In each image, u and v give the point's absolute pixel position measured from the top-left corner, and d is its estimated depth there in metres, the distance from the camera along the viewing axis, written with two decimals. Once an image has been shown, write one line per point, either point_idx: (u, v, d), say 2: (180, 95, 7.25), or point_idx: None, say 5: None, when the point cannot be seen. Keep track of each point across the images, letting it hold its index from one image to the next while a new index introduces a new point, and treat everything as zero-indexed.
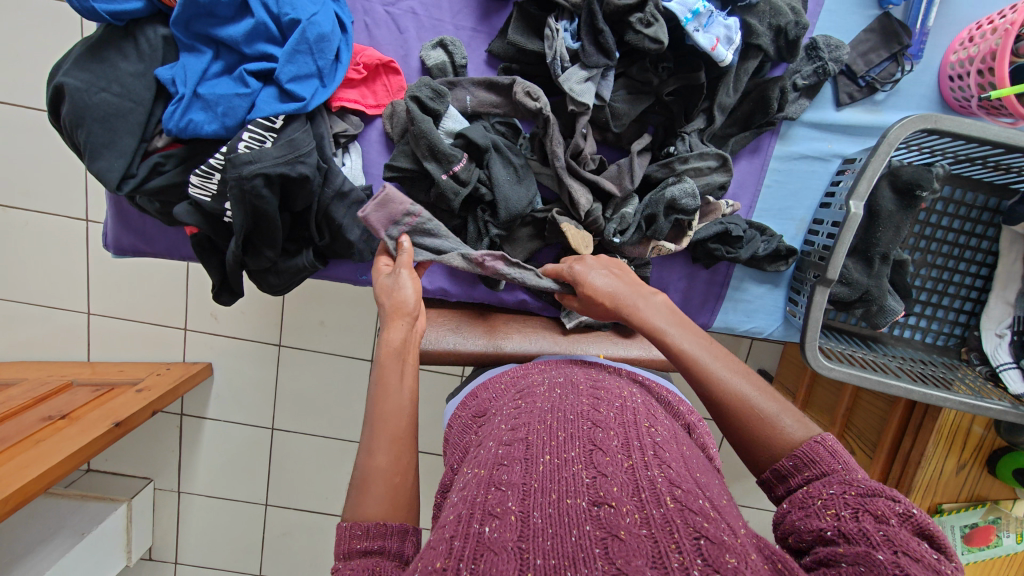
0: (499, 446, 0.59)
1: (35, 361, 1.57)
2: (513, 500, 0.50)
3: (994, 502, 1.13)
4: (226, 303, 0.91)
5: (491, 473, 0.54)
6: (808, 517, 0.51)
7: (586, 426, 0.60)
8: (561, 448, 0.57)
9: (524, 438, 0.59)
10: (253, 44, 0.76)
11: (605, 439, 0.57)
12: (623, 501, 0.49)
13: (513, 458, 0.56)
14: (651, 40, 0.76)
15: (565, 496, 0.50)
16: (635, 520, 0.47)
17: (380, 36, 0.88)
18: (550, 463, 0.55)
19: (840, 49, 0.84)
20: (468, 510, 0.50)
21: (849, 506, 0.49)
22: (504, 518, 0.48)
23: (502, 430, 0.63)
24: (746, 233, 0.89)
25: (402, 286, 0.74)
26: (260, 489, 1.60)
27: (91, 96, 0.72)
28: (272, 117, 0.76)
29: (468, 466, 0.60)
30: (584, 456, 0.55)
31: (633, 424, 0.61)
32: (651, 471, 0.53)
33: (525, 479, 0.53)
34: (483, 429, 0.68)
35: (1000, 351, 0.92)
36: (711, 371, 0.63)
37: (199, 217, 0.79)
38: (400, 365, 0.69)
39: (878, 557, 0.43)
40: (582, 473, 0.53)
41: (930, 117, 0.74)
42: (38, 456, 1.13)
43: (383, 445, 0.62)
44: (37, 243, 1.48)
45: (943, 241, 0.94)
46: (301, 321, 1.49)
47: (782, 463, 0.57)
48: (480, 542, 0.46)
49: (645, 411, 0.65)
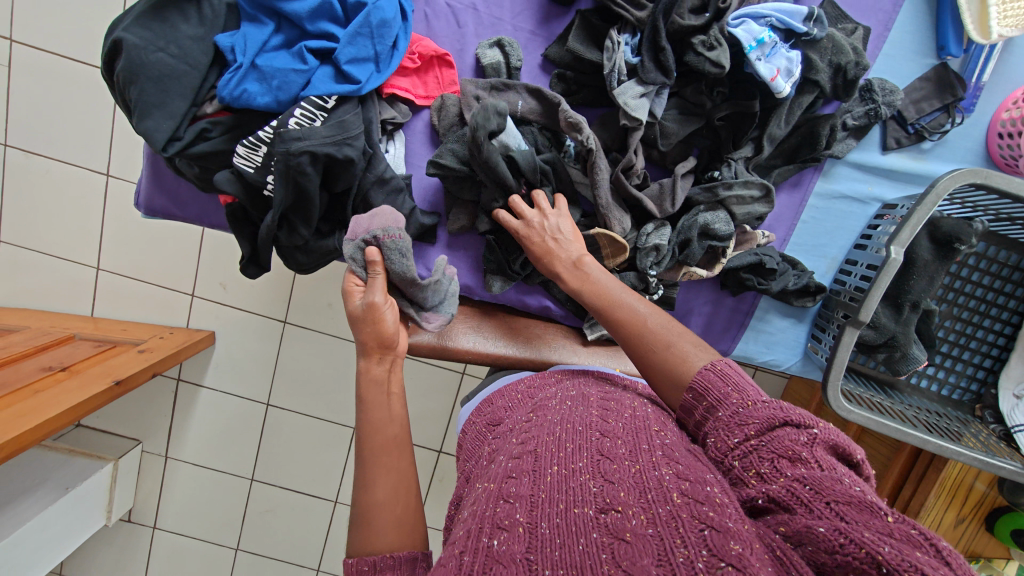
0: (509, 460, 0.58)
1: (36, 310, 1.56)
2: (521, 512, 0.50)
3: (986, 559, 1.13)
4: (251, 276, 0.91)
5: (500, 487, 0.54)
6: (739, 487, 0.51)
7: (594, 436, 0.58)
8: (569, 459, 0.56)
9: (533, 452, 0.58)
10: (316, 22, 0.76)
11: (612, 448, 0.56)
12: (629, 504, 0.49)
13: (522, 471, 0.55)
14: (712, 63, 0.76)
15: (573, 506, 0.50)
16: (642, 521, 0.47)
17: (437, 28, 0.88)
18: (558, 474, 0.54)
19: (894, 94, 0.84)
20: (477, 525, 0.49)
21: (766, 459, 0.50)
22: (512, 530, 0.48)
23: (512, 444, 0.62)
24: (780, 266, 0.89)
25: (382, 318, 0.75)
26: (248, 463, 1.59)
27: (148, 54, 0.72)
28: (326, 96, 0.76)
29: (479, 479, 0.59)
30: (591, 466, 0.54)
31: (642, 429, 0.60)
32: (659, 471, 0.52)
33: (534, 491, 0.52)
34: (499, 437, 0.68)
35: (1017, 412, 0.91)
36: (632, 318, 0.69)
37: (238, 186, 0.79)
38: (386, 397, 0.70)
39: (818, 528, 0.43)
40: (590, 482, 0.52)
41: (980, 172, 0.74)
42: (35, 406, 1.12)
43: (376, 476, 0.63)
44: (56, 193, 1.47)
45: (970, 295, 0.95)
46: (310, 300, 1.49)
47: (684, 395, 0.60)
48: (489, 556, 0.46)
49: (655, 419, 0.64)
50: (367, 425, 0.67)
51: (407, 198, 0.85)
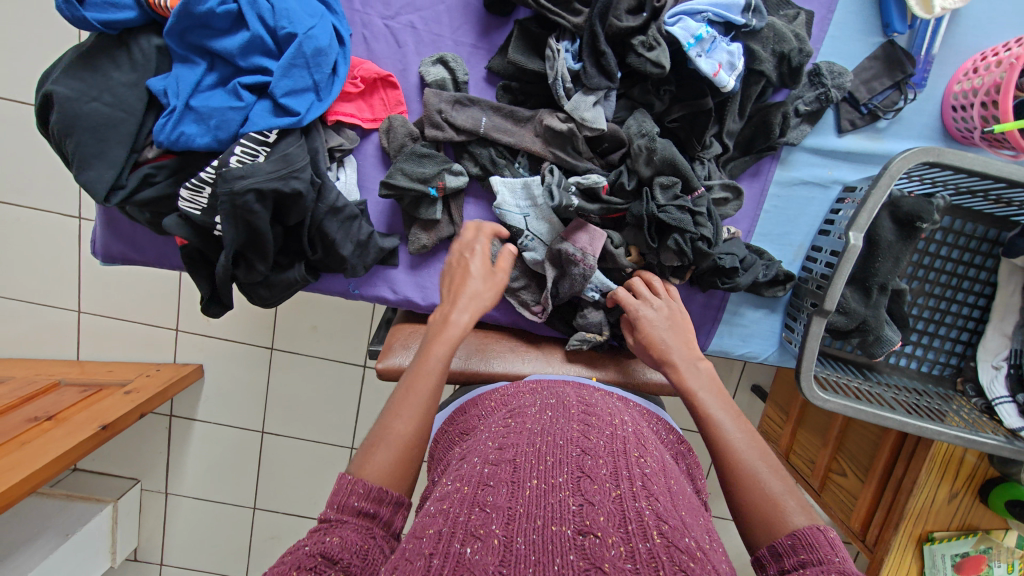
0: (484, 464, 0.58)
1: (20, 358, 1.54)
2: (497, 523, 0.48)
3: (985, 531, 1.13)
4: (214, 316, 0.89)
5: (475, 493, 0.53)
6: None
7: (574, 452, 0.58)
8: (549, 473, 0.55)
9: (511, 460, 0.57)
10: (248, 57, 0.74)
11: (594, 467, 0.56)
12: (609, 531, 0.48)
13: (499, 479, 0.54)
14: (652, 64, 0.75)
15: (550, 522, 0.49)
16: (620, 553, 0.45)
17: (378, 50, 0.86)
18: (538, 488, 0.53)
19: (843, 76, 0.83)
20: (449, 529, 0.48)
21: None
22: (486, 541, 0.46)
23: (488, 447, 0.62)
24: (746, 260, 0.87)
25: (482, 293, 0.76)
26: (247, 492, 1.58)
27: (82, 105, 0.71)
28: (266, 131, 0.75)
29: (448, 477, 0.60)
30: (572, 482, 0.54)
31: (623, 453, 0.59)
32: (639, 503, 0.51)
33: (511, 503, 0.51)
34: (468, 443, 0.68)
35: (996, 384, 0.91)
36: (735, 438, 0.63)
37: (189, 230, 0.78)
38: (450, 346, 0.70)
39: None
40: (569, 500, 0.51)
41: (931, 150, 0.73)
42: (22, 458, 1.12)
43: (409, 414, 0.62)
44: (27, 241, 1.45)
45: (940, 271, 0.94)
46: (292, 324, 1.47)
47: (781, 541, 0.53)
48: (460, 563, 0.44)
49: (635, 441, 0.64)
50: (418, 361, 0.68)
51: (363, 223, 0.85)
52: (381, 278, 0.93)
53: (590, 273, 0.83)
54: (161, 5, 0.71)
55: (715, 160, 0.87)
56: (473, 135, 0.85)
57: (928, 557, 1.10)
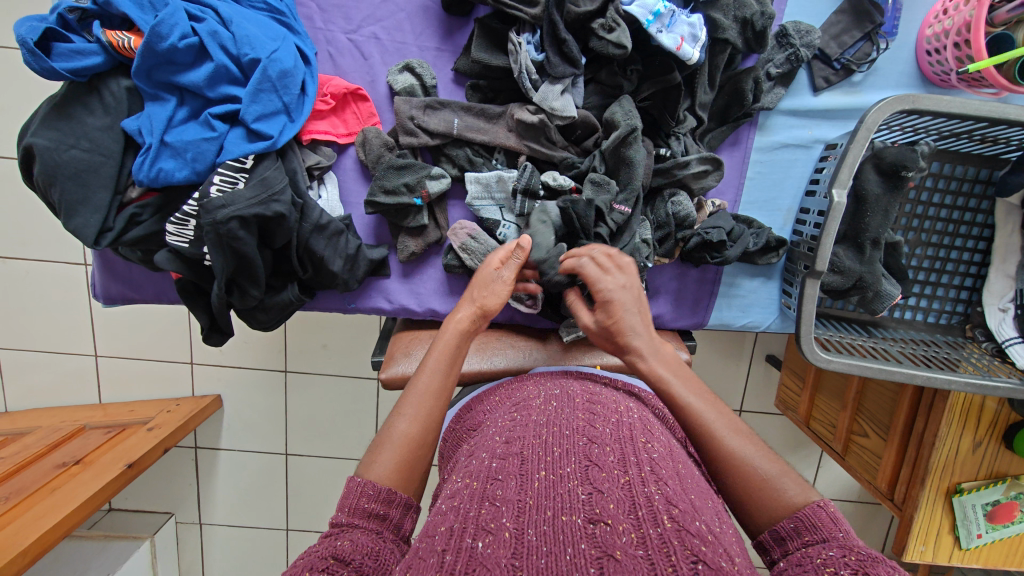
0: (492, 459, 0.58)
1: (42, 408, 1.57)
2: (507, 517, 0.48)
3: (1014, 478, 1.10)
4: (217, 344, 0.91)
5: (484, 488, 0.52)
6: (806, 573, 0.47)
7: (582, 442, 0.58)
8: (556, 464, 0.55)
9: (518, 453, 0.57)
10: (216, 87, 0.75)
11: (601, 455, 0.56)
12: (619, 518, 0.47)
13: (507, 473, 0.54)
14: (614, 45, 0.75)
15: (560, 513, 0.48)
16: (631, 540, 0.45)
17: (345, 64, 0.87)
18: (546, 479, 0.53)
19: (810, 33, 0.82)
20: (460, 524, 0.47)
21: (850, 566, 0.46)
22: (498, 534, 0.46)
23: (495, 443, 0.61)
24: (734, 231, 0.87)
25: (492, 289, 0.77)
26: (278, 514, 1.61)
27: (61, 154, 0.72)
28: (242, 158, 0.76)
29: (458, 475, 0.58)
30: (580, 472, 0.54)
31: (629, 440, 0.59)
32: (648, 488, 0.51)
33: (521, 495, 0.51)
34: (474, 440, 0.67)
35: (1005, 326, 0.89)
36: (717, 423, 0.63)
37: (179, 264, 0.79)
38: (454, 351, 0.72)
39: None
40: (578, 489, 0.51)
41: (907, 98, 0.72)
42: (55, 503, 1.15)
43: (413, 414, 0.64)
44: (32, 293, 1.47)
45: (935, 218, 0.93)
46: (303, 345, 1.47)
47: (782, 524, 0.54)
48: (472, 558, 0.43)
49: (641, 427, 0.63)
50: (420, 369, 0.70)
51: (350, 238, 0.86)
52: (375, 289, 0.93)
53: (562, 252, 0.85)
54: (125, 47, 0.72)
55: (692, 134, 0.87)
56: (447, 138, 0.86)
57: (959, 510, 1.08)
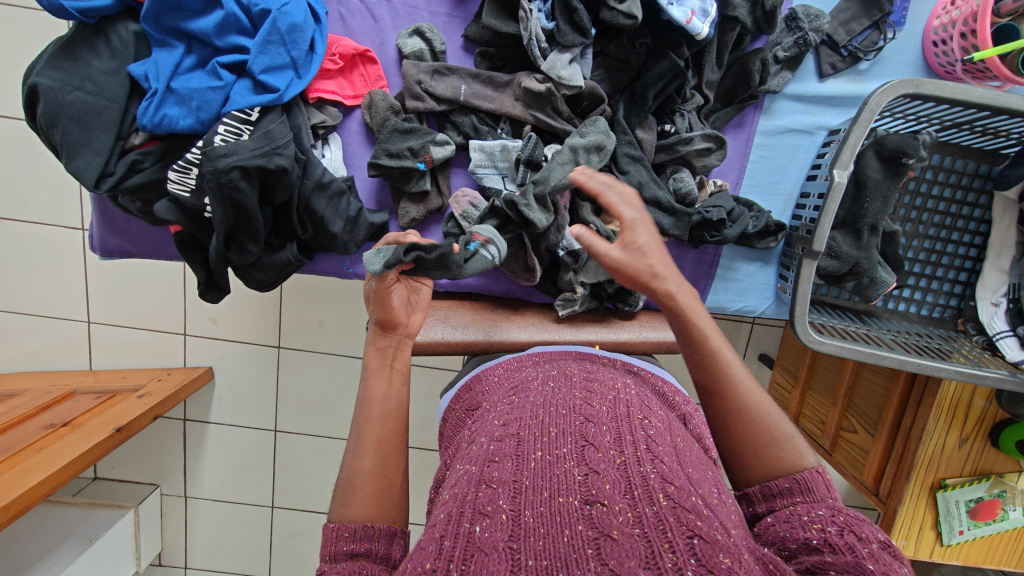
0: (489, 442, 0.55)
1: (30, 371, 1.56)
2: (504, 498, 0.47)
3: (998, 476, 1.11)
4: (212, 301, 0.91)
5: (482, 471, 0.50)
6: (794, 529, 0.50)
7: (578, 421, 0.55)
8: (552, 445, 0.52)
9: (516, 434, 0.54)
10: (224, 36, 0.76)
11: (598, 434, 0.53)
12: (615, 499, 0.46)
13: (503, 454, 0.52)
14: (625, 15, 0.76)
15: (556, 494, 0.47)
16: (628, 520, 0.44)
17: (354, 25, 0.87)
18: (543, 460, 0.51)
19: (819, 18, 0.83)
20: (458, 509, 0.46)
21: (837, 523, 0.48)
22: (495, 517, 0.45)
23: (493, 426, 0.58)
24: (733, 212, 0.87)
25: (387, 301, 0.72)
26: (265, 491, 1.60)
27: (65, 94, 0.72)
28: (247, 110, 0.76)
29: (459, 462, 0.56)
30: (576, 453, 0.51)
31: (626, 417, 0.56)
32: (644, 468, 0.49)
33: (517, 477, 0.49)
34: (475, 424, 0.64)
35: (996, 320, 0.90)
36: (734, 375, 0.62)
37: (179, 214, 0.79)
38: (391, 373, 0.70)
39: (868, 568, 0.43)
40: (574, 470, 0.49)
41: (911, 82, 0.73)
42: (39, 463, 1.14)
43: (370, 447, 0.64)
44: (26, 253, 1.45)
45: (933, 211, 0.93)
46: (300, 319, 1.47)
47: (777, 482, 0.56)
48: (470, 542, 0.43)
49: (639, 403, 0.61)
50: (364, 400, 0.67)
51: (351, 200, 0.86)
52: None
53: (561, 222, 0.85)
54: None
55: (697, 112, 0.88)
56: (454, 104, 0.86)
57: (942, 505, 1.09)
